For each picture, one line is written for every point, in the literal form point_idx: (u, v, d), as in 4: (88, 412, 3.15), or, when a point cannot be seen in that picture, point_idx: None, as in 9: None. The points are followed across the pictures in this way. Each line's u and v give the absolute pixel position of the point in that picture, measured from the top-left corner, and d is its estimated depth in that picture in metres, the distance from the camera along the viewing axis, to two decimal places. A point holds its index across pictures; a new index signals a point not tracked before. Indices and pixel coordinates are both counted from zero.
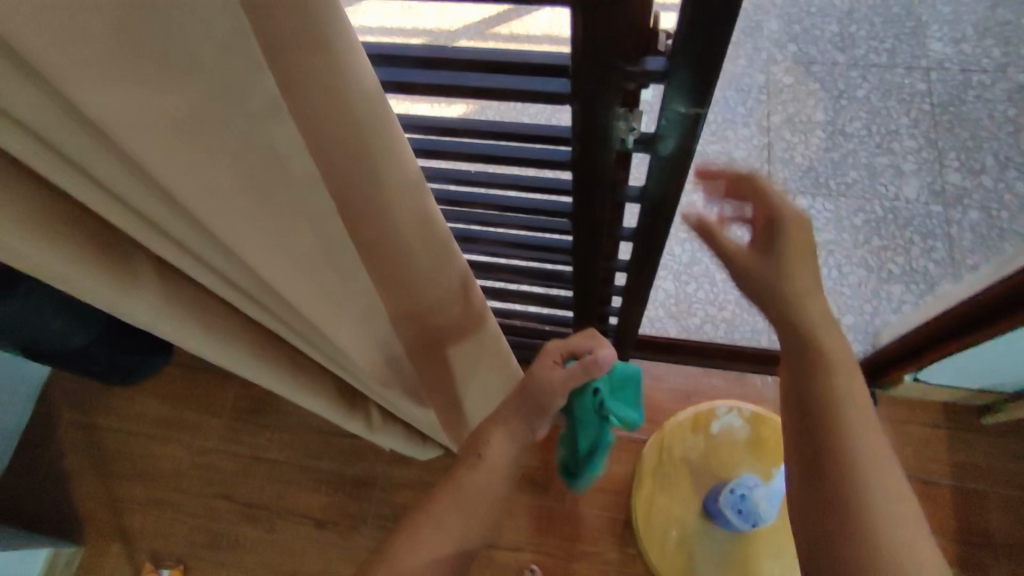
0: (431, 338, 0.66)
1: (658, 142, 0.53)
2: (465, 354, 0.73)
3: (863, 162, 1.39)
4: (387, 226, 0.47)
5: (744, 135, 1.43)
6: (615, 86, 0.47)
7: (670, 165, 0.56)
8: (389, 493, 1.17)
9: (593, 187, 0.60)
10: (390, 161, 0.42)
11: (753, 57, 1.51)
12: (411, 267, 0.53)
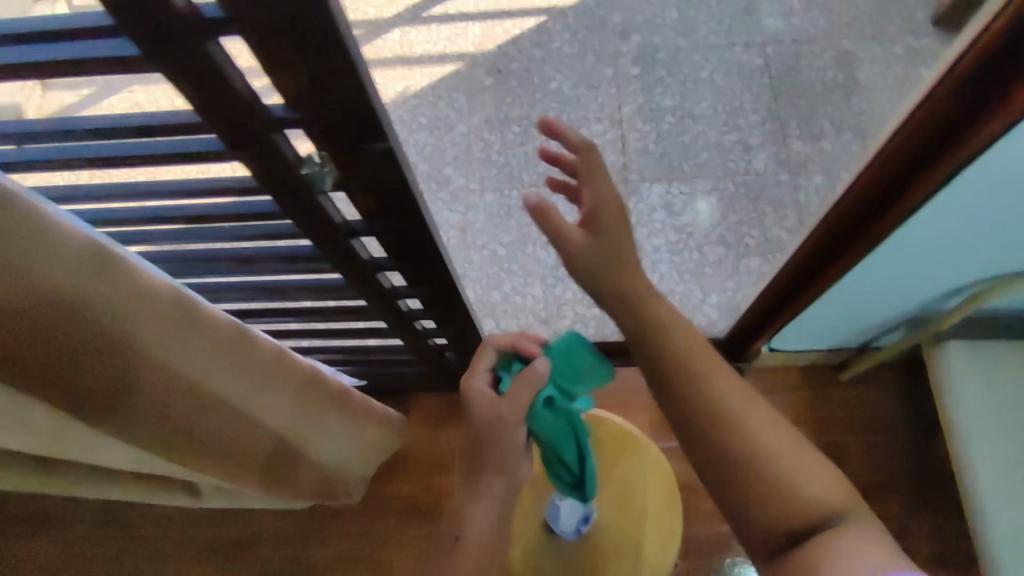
0: (235, 401, 0.69)
1: (366, 178, 0.54)
2: (283, 400, 0.78)
3: (713, 141, 1.43)
4: (118, 323, 0.50)
5: (599, 131, 1.47)
6: (284, 156, 0.50)
7: (388, 199, 0.59)
8: (277, 546, 1.18)
9: (324, 227, 0.60)
10: (90, 265, 0.46)
11: (599, 52, 1.57)
12: (168, 350, 0.56)
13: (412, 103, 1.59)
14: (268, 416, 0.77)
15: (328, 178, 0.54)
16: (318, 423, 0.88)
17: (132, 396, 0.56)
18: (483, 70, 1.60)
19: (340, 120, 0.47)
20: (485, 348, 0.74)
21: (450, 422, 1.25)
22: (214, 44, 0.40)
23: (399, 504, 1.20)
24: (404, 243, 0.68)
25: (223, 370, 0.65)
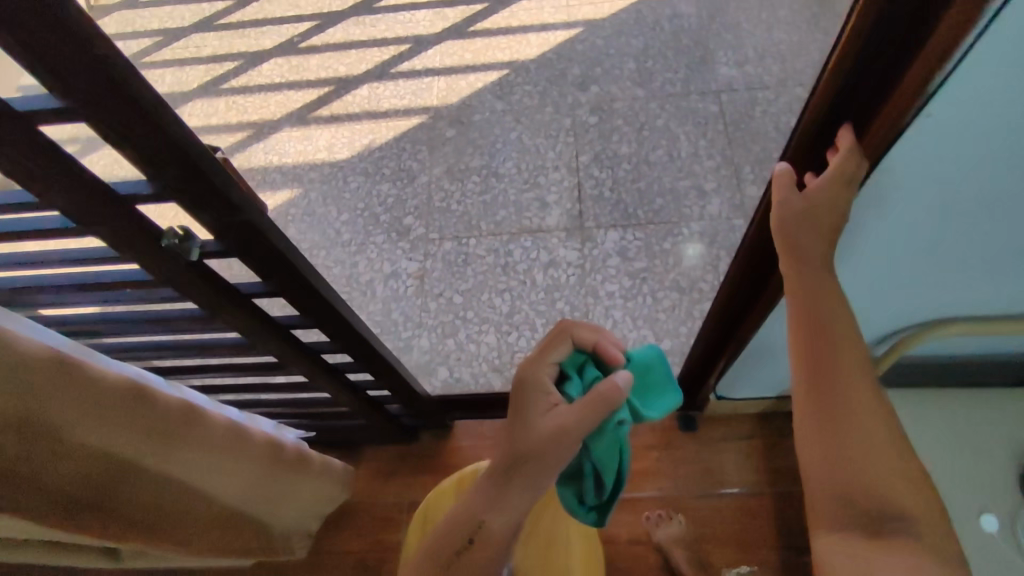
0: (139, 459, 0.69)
1: (235, 244, 0.60)
2: (197, 456, 0.77)
3: (668, 187, 1.45)
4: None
5: (556, 179, 1.50)
6: (147, 222, 0.53)
7: (264, 251, 0.62)
8: None
9: (211, 295, 0.63)
10: None
11: (558, 103, 1.62)
12: (47, 411, 0.57)
13: (377, 155, 1.64)
14: (180, 471, 0.76)
15: (195, 247, 0.58)
16: (242, 477, 0.88)
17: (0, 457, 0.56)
18: (446, 123, 1.65)
19: (198, 195, 0.53)
20: (566, 338, 0.72)
21: (400, 475, 1.22)
22: (54, 141, 0.44)
23: (347, 561, 1.16)
24: (294, 293, 0.70)
25: (121, 429, 0.65)
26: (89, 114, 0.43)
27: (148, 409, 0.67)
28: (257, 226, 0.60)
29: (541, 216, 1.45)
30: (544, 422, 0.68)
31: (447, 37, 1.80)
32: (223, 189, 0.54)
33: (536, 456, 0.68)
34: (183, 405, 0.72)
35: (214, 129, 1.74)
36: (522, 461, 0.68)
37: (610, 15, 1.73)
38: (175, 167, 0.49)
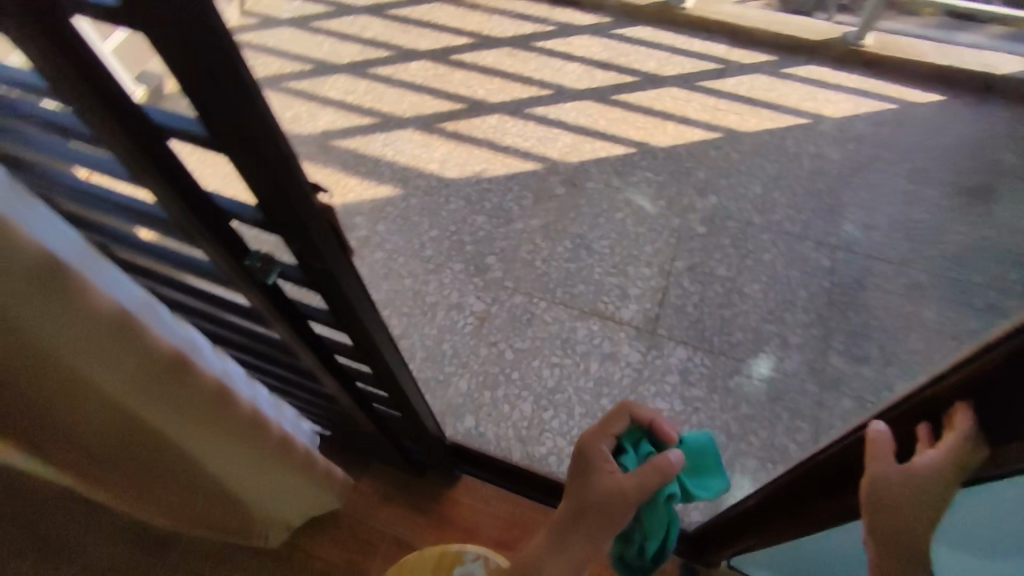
0: (159, 420, 0.72)
1: (308, 276, 0.62)
2: (211, 435, 0.79)
3: (752, 325, 1.40)
4: (52, 325, 0.54)
5: (644, 275, 1.49)
6: (233, 238, 0.57)
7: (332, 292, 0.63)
8: (185, 556, 1.14)
9: (267, 303, 0.67)
10: (38, 270, 0.50)
11: (673, 201, 1.60)
12: (96, 359, 0.60)
13: (483, 186, 1.66)
14: (189, 442, 0.78)
15: (273, 273, 0.62)
16: (244, 467, 0.89)
17: (41, 383, 0.62)
18: (559, 179, 1.66)
19: (289, 235, 0.54)
20: (625, 414, 0.78)
21: (392, 504, 1.20)
22: (172, 152, 0.48)
23: (314, 567, 1.14)
24: (346, 326, 0.71)
25: (152, 393, 0.68)
26: (219, 150, 0.45)
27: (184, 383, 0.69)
28: (337, 276, 0.61)
29: (617, 306, 1.44)
30: (604, 485, 0.72)
31: (589, 97, 1.81)
32: (313, 242, 0.54)
33: (593, 513, 0.71)
34: (217, 386, 0.74)
35: (346, 106, 1.81)
36: (576, 518, 0.71)
37: (753, 131, 1.70)
38: (277, 213, 0.51)
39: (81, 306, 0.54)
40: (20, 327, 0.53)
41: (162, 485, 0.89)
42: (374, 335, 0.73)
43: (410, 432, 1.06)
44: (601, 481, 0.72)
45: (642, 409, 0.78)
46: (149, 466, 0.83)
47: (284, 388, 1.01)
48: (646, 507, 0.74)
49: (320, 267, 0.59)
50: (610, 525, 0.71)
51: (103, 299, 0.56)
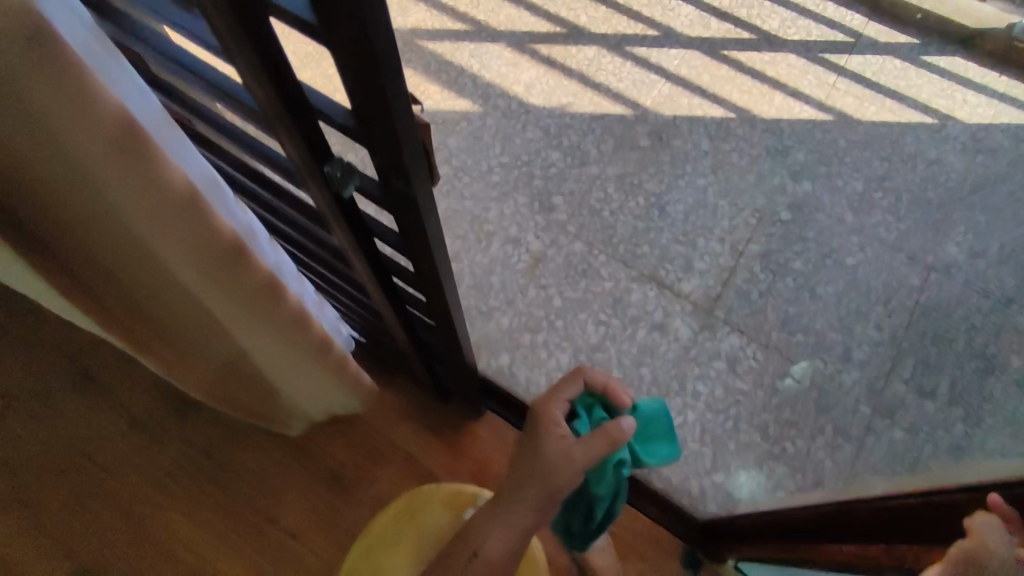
0: (209, 297, 0.71)
1: (387, 195, 0.56)
2: (255, 324, 0.78)
3: (816, 329, 1.32)
4: (121, 182, 0.52)
5: (714, 251, 1.40)
6: (313, 137, 0.51)
7: (406, 215, 0.57)
8: (210, 424, 1.17)
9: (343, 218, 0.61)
10: (111, 126, 0.47)
11: (763, 178, 1.48)
12: (160, 225, 0.58)
13: (565, 121, 1.56)
14: (234, 324, 0.77)
15: (348, 183, 0.56)
16: (280, 358, 0.88)
17: (100, 242, 0.63)
18: (646, 130, 1.55)
19: (377, 147, 0.48)
20: (576, 379, 0.72)
21: (411, 422, 1.18)
22: (272, 27, 0.42)
23: (327, 465, 1.14)
24: (410, 251, 0.65)
25: (207, 271, 0.65)
26: (324, 38, 0.39)
27: (240, 268, 0.66)
28: (416, 201, 0.54)
29: (678, 278, 1.37)
30: (550, 451, 0.66)
31: (699, 44, 1.64)
32: (403, 158, 0.48)
33: (541, 479, 0.65)
34: (269, 279, 0.72)
35: (439, 4, 1.67)
36: (524, 480, 0.66)
37: (871, 120, 1.53)
38: (371, 120, 0.44)
39: (155, 171, 0.52)
40: (84, 182, 0.52)
41: (202, 361, 0.90)
42: (438, 268, 0.67)
43: (444, 359, 1.00)
44: (544, 449, 0.66)
45: (594, 374, 0.72)
46: (196, 346, 0.85)
47: (332, 293, 0.98)
48: (592, 477, 0.70)
49: (404, 188, 0.52)
50: (555, 496, 0.65)
51: (173, 173, 0.53)
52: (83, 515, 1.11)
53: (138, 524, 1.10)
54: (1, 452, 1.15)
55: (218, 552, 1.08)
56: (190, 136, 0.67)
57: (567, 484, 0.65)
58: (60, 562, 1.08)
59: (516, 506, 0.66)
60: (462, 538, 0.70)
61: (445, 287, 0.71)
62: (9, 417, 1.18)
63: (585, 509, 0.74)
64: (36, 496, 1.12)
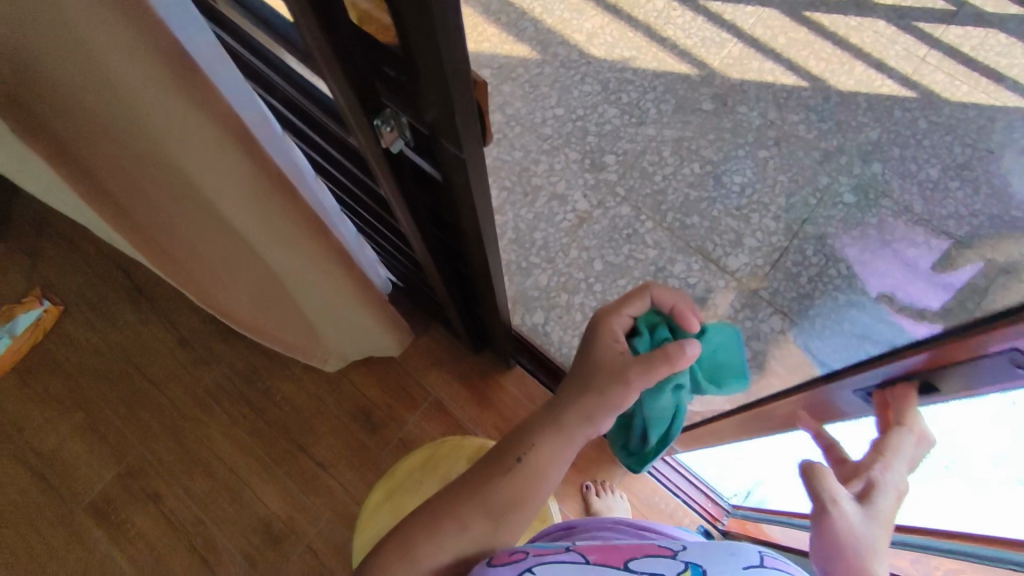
0: (255, 231, 0.72)
1: (438, 155, 0.54)
2: (299, 261, 0.79)
3: (865, 320, 1.27)
4: (178, 121, 0.52)
5: (767, 228, 1.34)
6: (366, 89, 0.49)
7: (453, 179, 0.56)
8: (249, 350, 1.21)
9: (389, 174, 0.59)
10: (171, 65, 0.47)
11: (830, 156, 1.40)
12: (213, 160, 0.58)
13: (625, 76, 1.49)
14: (277, 258, 0.79)
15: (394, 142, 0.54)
16: (319, 295, 0.90)
17: (143, 177, 0.63)
18: (710, 92, 1.47)
19: (429, 106, 0.46)
20: (642, 293, 0.61)
21: (442, 369, 1.19)
22: None
23: (358, 401, 1.17)
24: (455, 213, 0.64)
25: (256, 207, 0.67)
26: None
27: (287, 206, 0.67)
28: (466, 166, 0.52)
29: (725, 253, 1.32)
30: (604, 365, 0.58)
31: (778, 4, 1.53)
32: (455, 118, 0.45)
33: (594, 394, 0.58)
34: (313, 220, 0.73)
35: None
36: (575, 392, 0.59)
37: (959, 102, 1.41)
38: (425, 76, 0.42)
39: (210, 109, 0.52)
40: (135, 113, 0.52)
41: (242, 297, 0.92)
42: (481, 231, 0.66)
43: (478, 312, 1.00)
44: (600, 364, 0.59)
45: (661, 292, 0.60)
46: (235, 276, 0.86)
47: (373, 238, 0.98)
48: (644, 399, 0.60)
49: (453, 149, 0.50)
50: (611, 413, 0.58)
51: (221, 106, 0.53)
52: (131, 422, 1.17)
53: (180, 437, 1.16)
54: (58, 355, 1.22)
55: (250, 471, 1.14)
56: (243, 71, 0.66)
57: (625, 403, 0.57)
58: (108, 463, 1.15)
59: (567, 417, 0.59)
60: (501, 445, 0.62)
61: (485, 247, 0.70)
62: (67, 324, 1.24)
63: (638, 433, 0.65)
64: (89, 400, 1.19)
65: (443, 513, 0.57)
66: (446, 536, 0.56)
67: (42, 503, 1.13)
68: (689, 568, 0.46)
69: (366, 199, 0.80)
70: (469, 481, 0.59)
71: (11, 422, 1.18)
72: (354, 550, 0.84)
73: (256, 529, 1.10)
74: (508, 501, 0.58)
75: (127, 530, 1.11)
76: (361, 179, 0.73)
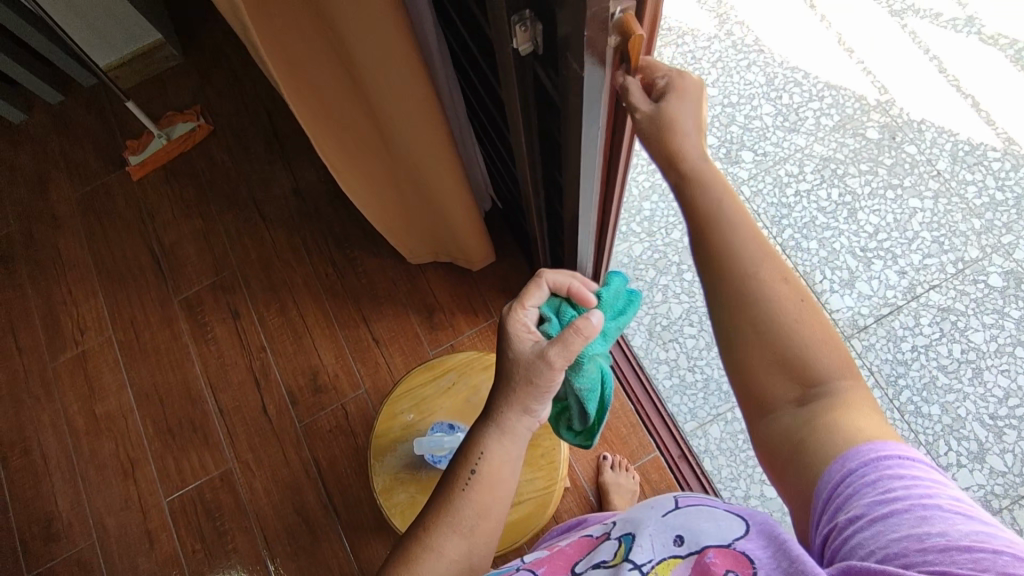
0: (374, 91, 0.75)
1: (561, 75, 0.52)
2: (407, 136, 0.82)
3: (958, 411, 1.15)
4: None
5: (888, 280, 1.24)
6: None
7: (568, 103, 0.54)
8: (349, 220, 1.30)
9: (512, 80, 0.57)
10: None
11: (990, 229, 1.25)
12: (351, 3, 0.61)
13: (795, 76, 1.40)
14: (388, 127, 0.83)
15: (522, 51, 0.52)
16: (420, 178, 0.94)
17: (289, 20, 0.66)
18: (879, 120, 1.34)
19: (565, 14, 0.45)
20: (538, 283, 0.61)
21: (510, 296, 1.21)
22: None
23: (425, 297, 1.24)
24: (564, 146, 0.63)
25: (380, 65, 0.70)
26: None
27: (407, 69, 0.70)
28: (582, 91, 0.50)
29: (831, 291, 1.24)
30: (524, 355, 0.58)
31: (998, 51, 1.37)
32: (584, 19, 0.43)
33: (522, 386, 0.58)
34: (427, 95, 0.74)
35: None
36: (503, 391, 0.59)
37: None
38: None
39: None
40: None
41: (348, 179, 0.96)
42: (582, 173, 0.64)
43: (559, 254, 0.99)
44: (517, 359, 0.58)
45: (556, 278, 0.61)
46: (349, 146, 0.90)
47: (487, 148, 1.00)
48: (571, 376, 0.64)
49: (574, 64, 0.48)
50: (544, 399, 0.59)
51: None
52: (236, 243, 1.31)
53: (270, 272, 1.29)
54: (198, 167, 1.38)
55: (317, 324, 1.24)
56: None
57: (554, 383, 0.57)
58: (208, 272, 1.30)
59: (504, 414, 0.59)
60: (453, 463, 0.60)
61: (579, 185, 0.67)
62: (211, 143, 1.39)
63: (577, 410, 0.69)
64: (210, 213, 1.34)
65: (418, 543, 0.56)
66: (422, 567, 0.54)
67: (150, 284, 1.30)
68: (624, 539, 0.49)
69: (489, 107, 0.80)
70: (435, 508, 0.58)
71: (148, 211, 1.36)
72: (371, 451, 0.87)
73: (304, 373, 1.21)
74: (475, 512, 0.57)
75: (206, 333, 1.26)
76: (490, 82, 0.73)
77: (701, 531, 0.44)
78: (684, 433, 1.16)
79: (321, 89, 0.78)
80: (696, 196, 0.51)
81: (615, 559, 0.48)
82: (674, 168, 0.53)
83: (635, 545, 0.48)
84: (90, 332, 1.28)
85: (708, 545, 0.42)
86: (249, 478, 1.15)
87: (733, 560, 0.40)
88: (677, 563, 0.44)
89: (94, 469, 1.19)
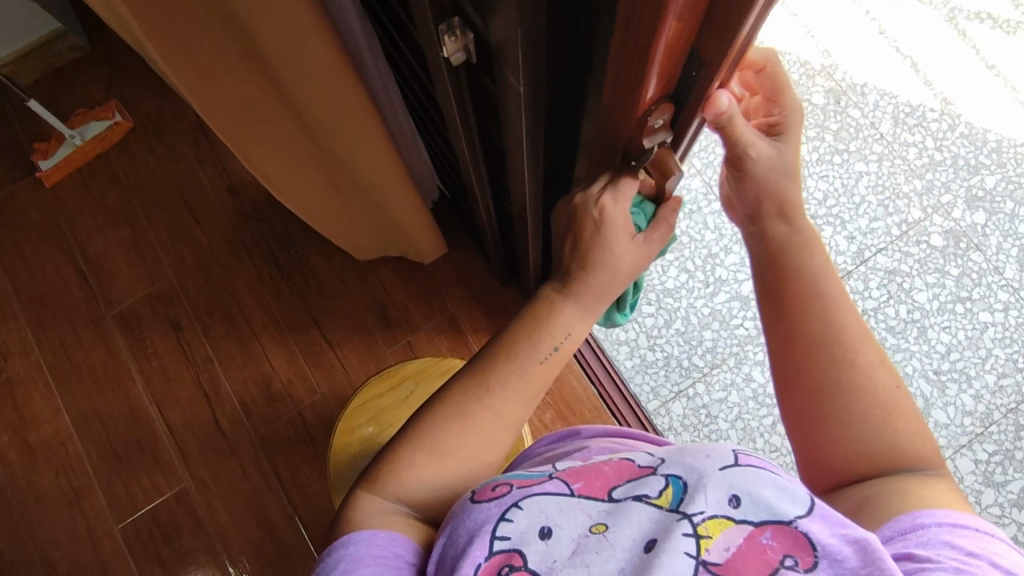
0: (297, 94, 0.69)
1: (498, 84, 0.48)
2: (340, 138, 0.77)
3: (905, 369, 1.19)
4: None
5: (837, 246, 1.26)
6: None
7: (508, 114, 0.50)
8: (290, 217, 1.23)
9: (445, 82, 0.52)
10: None
11: (931, 189, 1.28)
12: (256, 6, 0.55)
13: None
14: (317, 129, 0.77)
15: (453, 59, 0.48)
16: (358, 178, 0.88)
17: (189, 19, 0.59)
18: (824, 85, 1.35)
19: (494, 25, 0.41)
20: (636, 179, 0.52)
21: (466, 288, 1.17)
22: None
23: (379, 294, 1.19)
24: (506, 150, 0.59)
25: (300, 69, 0.64)
26: None
27: (334, 75, 0.64)
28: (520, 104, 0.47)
29: None
30: (618, 253, 0.54)
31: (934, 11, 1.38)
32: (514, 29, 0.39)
33: (605, 269, 0.54)
34: (358, 96, 0.69)
35: None
36: (586, 258, 0.54)
37: None
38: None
39: None
40: None
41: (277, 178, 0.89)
42: (526, 180, 0.61)
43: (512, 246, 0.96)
44: (609, 248, 0.53)
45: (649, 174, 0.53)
46: (276, 147, 0.83)
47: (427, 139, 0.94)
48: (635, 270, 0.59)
49: (510, 76, 0.45)
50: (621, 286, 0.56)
51: None
52: (170, 250, 1.23)
53: (210, 279, 1.21)
54: (118, 169, 1.27)
55: (265, 330, 1.18)
56: None
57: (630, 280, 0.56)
58: (142, 283, 1.21)
59: (590, 284, 0.55)
60: (530, 318, 0.56)
61: (525, 187, 0.63)
62: (131, 142, 1.28)
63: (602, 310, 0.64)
64: (139, 219, 1.25)
65: (477, 401, 0.54)
66: (479, 421, 0.53)
67: (78, 300, 1.21)
68: (674, 482, 0.42)
69: (426, 102, 0.75)
70: (501, 362, 0.55)
71: (67, 220, 1.25)
72: (329, 469, 0.84)
73: (258, 383, 1.16)
74: (540, 381, 0.55)
75: (145, 347, 1.18)
76: (423, 78, 0.68)
77: (764, 502, 0.39)
78: (648, 412, 1.17)
79: (240, 91, 0.71)
80: (800, 273, 0.50)
81: (662, 500, 0.42)
82: (803, 277, 0.50)
83: (688, 494, 0.41)
84: (14, 358, 1.19)
85: (764, 522, 0.39)
86: (207, 497, 1.11)
87: (794, 543, 0.37)
88: (729, 525, 0.39)
89: (35, 503, 1.12)
